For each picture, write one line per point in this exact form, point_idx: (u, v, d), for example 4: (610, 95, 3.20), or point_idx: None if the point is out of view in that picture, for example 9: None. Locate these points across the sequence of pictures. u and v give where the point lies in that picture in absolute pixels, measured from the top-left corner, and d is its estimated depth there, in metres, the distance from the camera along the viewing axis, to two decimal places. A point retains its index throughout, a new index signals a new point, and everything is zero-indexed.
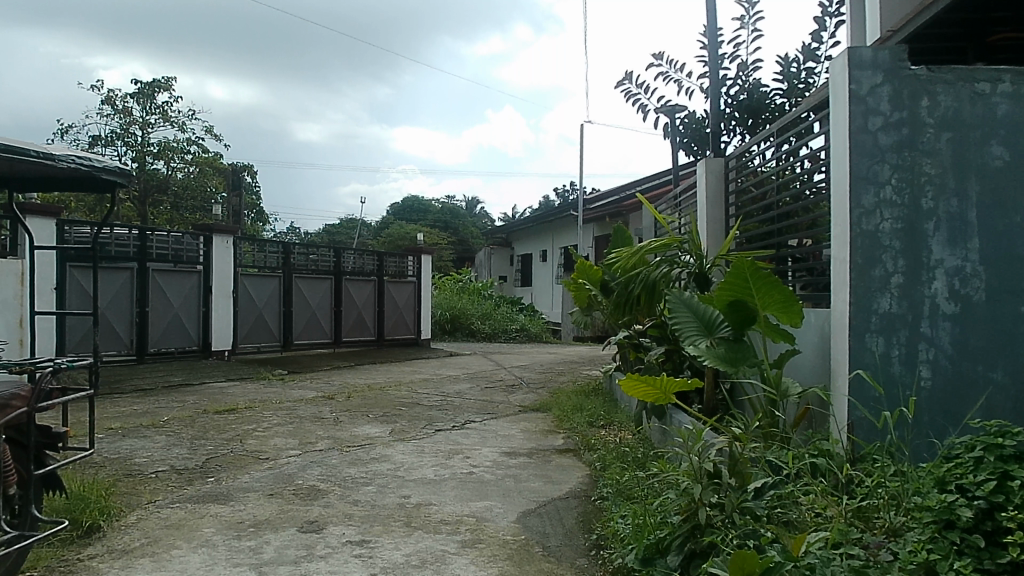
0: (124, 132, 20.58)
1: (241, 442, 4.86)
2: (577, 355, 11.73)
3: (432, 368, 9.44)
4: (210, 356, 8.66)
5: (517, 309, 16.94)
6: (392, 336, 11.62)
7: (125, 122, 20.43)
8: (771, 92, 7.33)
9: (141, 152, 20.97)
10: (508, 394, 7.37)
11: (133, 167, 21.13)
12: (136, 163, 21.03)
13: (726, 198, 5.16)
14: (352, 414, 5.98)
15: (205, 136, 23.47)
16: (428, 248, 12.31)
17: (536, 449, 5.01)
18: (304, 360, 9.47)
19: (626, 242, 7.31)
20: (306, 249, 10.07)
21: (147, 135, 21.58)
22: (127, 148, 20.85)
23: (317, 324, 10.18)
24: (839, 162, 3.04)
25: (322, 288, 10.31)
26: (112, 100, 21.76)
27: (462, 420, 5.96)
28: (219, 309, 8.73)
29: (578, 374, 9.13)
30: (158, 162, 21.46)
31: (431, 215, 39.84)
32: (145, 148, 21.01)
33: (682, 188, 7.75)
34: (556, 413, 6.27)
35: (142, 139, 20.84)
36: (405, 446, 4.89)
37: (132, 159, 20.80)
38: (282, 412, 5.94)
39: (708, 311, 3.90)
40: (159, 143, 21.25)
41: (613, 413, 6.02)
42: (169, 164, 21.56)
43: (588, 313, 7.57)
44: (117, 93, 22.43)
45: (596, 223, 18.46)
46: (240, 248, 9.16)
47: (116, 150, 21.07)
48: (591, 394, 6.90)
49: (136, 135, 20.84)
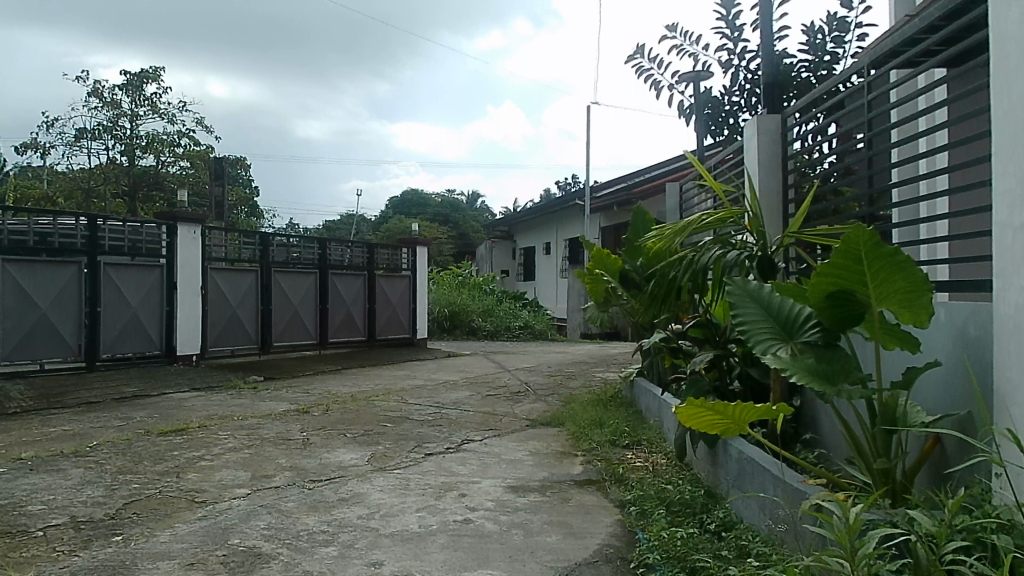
0: (112, 124, 19.64)
1: (178, 477, 3.85)
2: (588, 355, 10.75)
3: (427, 372, 8.44)
4: (176, 362, 7.65)
5: (520, 305, 15.94)
6: (385, 336, 10.62)
7: (112, 113, 19.47)
8: (798, 63, 6.27)
9: (128, 145, 20.02)
10: (515, 404, 6.36)
11: (121, 161, 20.16)
12: (123, 157, 20.13)
13: (783, 166, 4.13)
14: (326, 435, 4.97)
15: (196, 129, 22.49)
16: (423, 239, 11.28)
17: (549, 481, 3.99)
18: (285, 365, 8.45)
19: (649, 224, 6.27)
20: (287, 241, 9.06)
21: (135, 127, 20.60)
22: (114, 141, 19.91)
23: (299, 323, 9.17)
24: (1014, 89, 2.05)
25: (306, 283, 9.30)
26: (99, 91, 20.78)
27: (459, 440, 4.95)
28: (185, 308, 7.72)
29: (591, 377, 8.11)
30: (146, 156, 20.48)
31: (430, 209, 38.86)
32: (133, 140, 20.06)
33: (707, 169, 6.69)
34: (570, 430, 5.25)
35: (130, 131, 19.88)
36: (385, 481, 3.87)
37: (119, 152, 19.84)
38: (242, 433, 4.92)
39: (786, 305, 2.90)
40: (148, 135, 20.29)
41: (640, 430, 5.00)
42: (158, 157, 20.61)
43: (607, 310, 6.55)
44: (103, 84, 21.46)
45: (603, 212, 17.45)
46: (210, 239, 8.13)
47: (103, 143, 20.12)
48: (611, 404, 5.89)
49: (124, 127, 19.90)
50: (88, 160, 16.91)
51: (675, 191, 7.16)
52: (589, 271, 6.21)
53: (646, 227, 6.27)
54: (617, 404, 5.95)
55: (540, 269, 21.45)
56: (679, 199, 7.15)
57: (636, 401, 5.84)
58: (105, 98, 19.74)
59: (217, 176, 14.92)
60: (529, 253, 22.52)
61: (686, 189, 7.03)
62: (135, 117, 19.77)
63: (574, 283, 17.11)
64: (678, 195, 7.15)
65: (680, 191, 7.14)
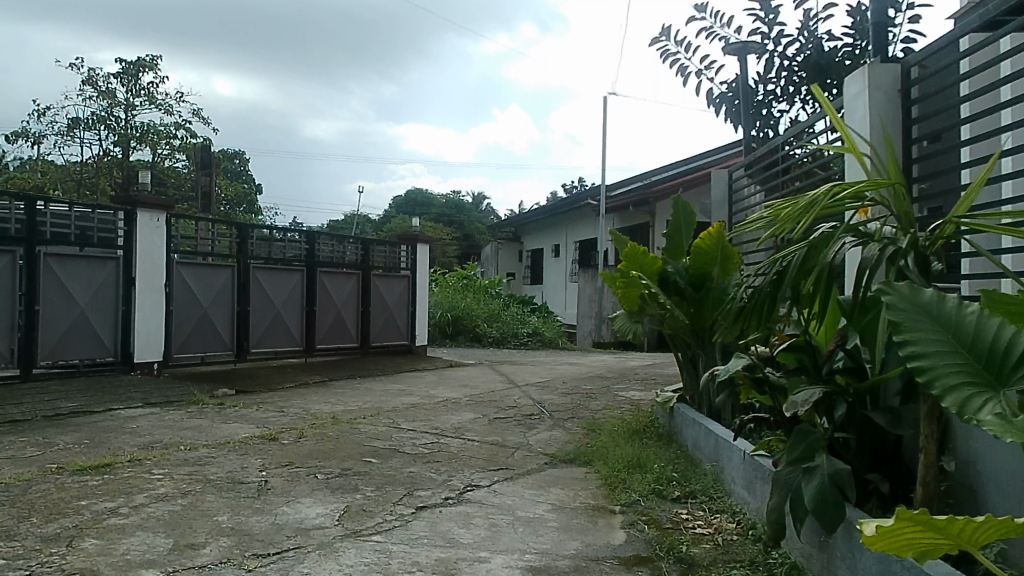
0: (107, 114, 18.66)
1: (69, 547, 2.76)
2: (606, 367, 9.66)
3: (426, 387, 7.37)
4: (134, 371, 6.57)
5: (528, 310, 14.87)
6: (380, 343, 9.55)
7: (106, 103, 18.46)
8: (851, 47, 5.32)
9: (123, 136, 18.99)
10: (528, 433, 5.27)
11: (114, 153, 19.15)
12: (118, 148, 18.97)
13: (908, 129, 3.09)
14: (292, 476, 3.88)
15: (195, 121, 21.47)
16: (425, 235, 10.19)
17: (583, 559, 2.89)
18: (262, 376, 7.35)
19: (692, 216, 5.17)
20: (268, 235, 7.98)
21: (130, 117, 19.57)
22: (108, 132, 18.92)
23: (282, 328, 8.10)
24: None
25: (290, 282, 8.22)
26: (93, 80, 19.74)
27: (461, 485, 3.86)
28: (145, 308, 6.65)
29: (614, 397, 7.01)
30: (142, 149, 19.45)
31: (435, 209, 37.81)
32: (129, 131, 19.03)
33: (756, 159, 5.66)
34: (601, 474, 4.15)
35: (125, 122, 18.86)
36: (356, 558, 2.78)
37: (114, 143, 18.83)
38: (182, 473, 3.83)
39: (986, 327, 1.83)
40: (143, 126, 19.27)
41: (692, 479, 3.91)
42: (154, 151, 19.55)
43: (641, 321, 5.44)
44: (99, 72, 20.45)
45: (618, 213, 16.38)
46: (177, 228, 7.06)
47: (97, 134, 19.12)
48: (648, 438, 4.81)
49: (119, 118, 18.90)
50: (76, 152, 15.84)
51: (722, 180, 6.07)
52: (620, 273, 5.15)
53: (688, 221, 5.17)
54: (654, 438, 4.84)
55: (548, 273, 20.37)
56: (727, 189, 6.06)
57: (680, 436, 4.73)
58: (99, 87, 18.70)
59: (204, 166, 13.72)
60: (538, 256, 21.44)
61: (736, 177, 5.94)
62: (130, 107, 18.73)
63: (586, 287, 16.03)
64: (725, 185, 6.06)
65: (729, 181, 6.04)
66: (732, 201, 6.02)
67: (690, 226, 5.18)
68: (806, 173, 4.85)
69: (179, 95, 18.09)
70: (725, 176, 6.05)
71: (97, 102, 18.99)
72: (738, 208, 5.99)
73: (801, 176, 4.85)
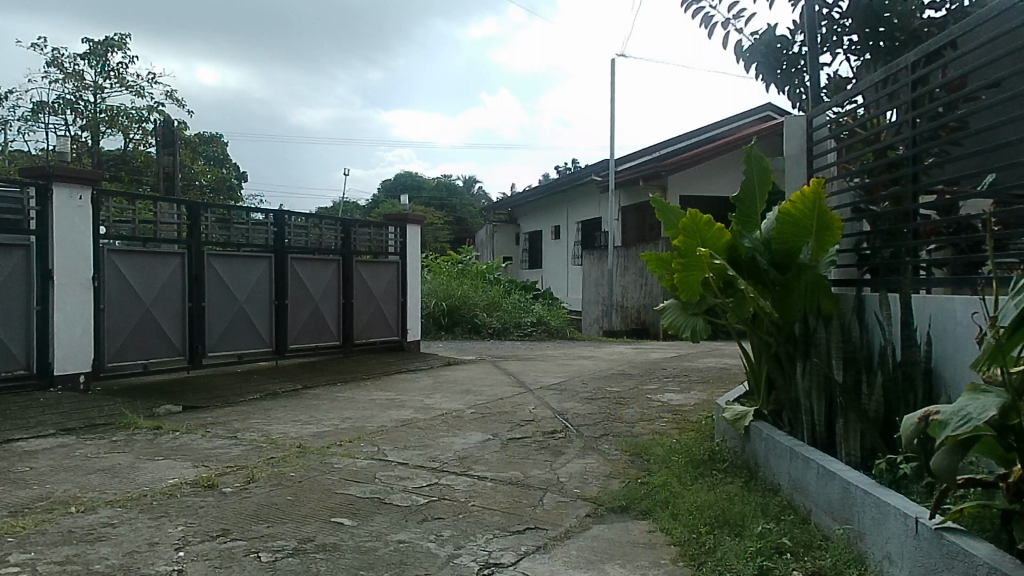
0: (73, 97, 17.21)
1: None
2: (626, 362, 8.42)
3: (419, 395, 6.11)
4: (54, 386, 5.29)
5: (531, 297, 13.61)
6: (366, 339, 8.28)
7: (73, 85, 17.03)
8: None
9: (92, 121, 17.52)
10: (555, 466, 3.99)
11: (83, 139, 17.71)
12: (87, 133, 17.49)
13: None
14: (221, 560, 2.60)
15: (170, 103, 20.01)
16: (416, 214, 8.89)
17: None
18: (219, 386, 6.05)
19: (769, 174, 3.86)
20: (224, 215, 6.65)
21: (99, 100, 18.12)
22: (76, 116, 17.48)
23: (246, 326, 6.80)
24: None
25: (254, 271, 6.91)
26: (58, 60, 18.24)
27: (472, 568, 2.59)
28: (68, 308, 5.37)
29: (649, 405, 5.76)
30: (113, 135, 18.01)
31: (426, 193, 36.46)
32: (98, 115, 17.56)
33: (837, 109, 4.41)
34: (672, 539, 2.89)
35: (93, 104, 17.40)
36: None
37: (82, 128, 17.36)
38: (52, 562, 2.53)
39: None
40: (112, 109, 17.79)
41: (812, 549, 2.67)
42: (127, 136, 18.13)
43: (699, 313, 4.12)
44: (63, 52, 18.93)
45: (625, 190, 15.13)
46: (110, 208, 5.75)
47: (62, 118, 17.65)
48: (722, 475, 3.56)
49: (86, 100, 17.45)
50: (35, 137, 14.42)
51: (798, 128, 4.71)
52: (676, 251, 3.82)
53: (765, 180, 3.87)
54: (725, 475, 3.58)
55: (548, 256, 19.10)
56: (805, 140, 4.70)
57: (767, 471, 3.49)
58: (65, 69, 17.22)
59: (165, 143, 12.18)
60: (535, 238, 20.17)
61: (817, 125, 4.59)
62: (98, 88, 17.24)
63: (591, 271, 14.79)
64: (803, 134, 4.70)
65: (806, 130, 4.69)
66: (811, 156, 4.68)
67: (767, 187, 3.86)
68: (924, 117, 3.63)
69: (150, 72, 16.62)
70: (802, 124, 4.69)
71: (63, 85, 17.52)
72: (818, 164, 4.66)
73: (919, 122, 3.62)
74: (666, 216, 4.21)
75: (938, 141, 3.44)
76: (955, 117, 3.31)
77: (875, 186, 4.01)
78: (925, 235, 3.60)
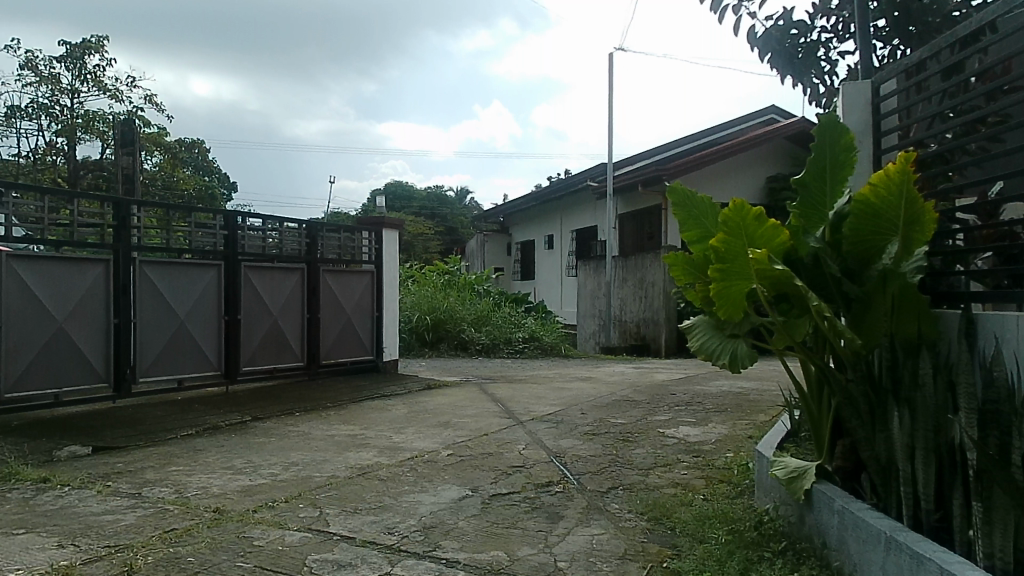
0: (49, 102, 16.12)
1: None
2: (628, 385, 7.46)
3: (387, 429, 5.12)
4: None
5: (523, 310, 12.64)
6: (335, 360, 7.29)
7: (47, 87, 15.89)
8: None
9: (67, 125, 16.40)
10: (550, 541, 3.00)
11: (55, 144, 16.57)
12: (61, 138, 16.35)
13: None
14: None
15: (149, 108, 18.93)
16: (394, 218, 7.90)
17: None
18: (147, 419, 5.04)
19: (846, 152, 2.89)
20: (161, 217, 5.67)
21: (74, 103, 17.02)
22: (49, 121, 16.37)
23: (188, 345, 5.81)
24: None
25: (199, 281, 5.93)
26: (31, 61, 17.14)
27: None
28: None
29: (659, 444, 4.79)
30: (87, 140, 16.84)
31: (416, 203, 35.50)
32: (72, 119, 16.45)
33: (898, 76, 3.34)
34: None
35: (68, 108, 16.30)
36: None
37: (56, 133, 16.24)
38: None
39: None
40: (87, 113, 16.67)
41: None
42: (103, 142, 17.00)
43: (741, 334, 3.11)
44: (37, 52, 17.82)
45: (623, 196, 14.23)
46: (14, 202, 4.74)
47: (35, 124, 16.56)
48: (780, 566, 2.57)
49: (63, 104, 16.38)
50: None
51: (860, 97, 3.50)
52: (713, 253, 2.83)
53: (839, 160, 2.90)
54: (782, 563, 2.61)
55: (541, 266, 18.15)
56: (870, 112, 3.49)
57: (851, 563, 2.51)
58: (37, 71, 16.20)
59: (123, 143, 11.10)
60: (528, 248, 19.21)
61: (886, 95, 3.41)
62: (73, 92, 16.18)
63: (587, 282, 13.83)
64: (867, 105, 3.49)
65: (872, 101, 3.49)
66: (876, 132, 3.47)
67: (841, 168, 2.90)
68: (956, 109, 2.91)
69: (127, 75, 15.64)
70: (866, 91, 3.49)
71: (36, 87, 16.44)
72: (886, 146, 3.46)
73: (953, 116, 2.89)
74: (694, 208, 3.24)
75: (979, 136, 2.71)
76: (997, 110, 2.61)
77: (928, 180, 3.11)
78: (982, 245, 2.77)
